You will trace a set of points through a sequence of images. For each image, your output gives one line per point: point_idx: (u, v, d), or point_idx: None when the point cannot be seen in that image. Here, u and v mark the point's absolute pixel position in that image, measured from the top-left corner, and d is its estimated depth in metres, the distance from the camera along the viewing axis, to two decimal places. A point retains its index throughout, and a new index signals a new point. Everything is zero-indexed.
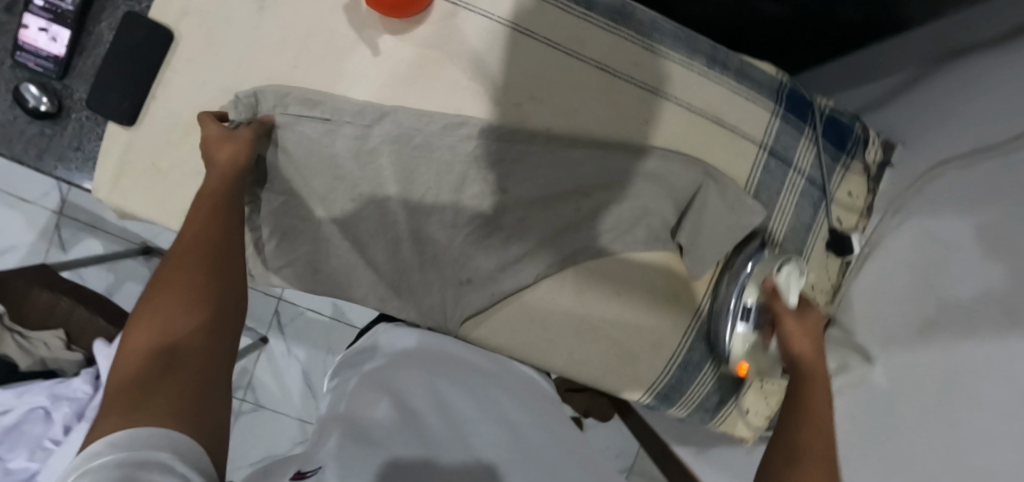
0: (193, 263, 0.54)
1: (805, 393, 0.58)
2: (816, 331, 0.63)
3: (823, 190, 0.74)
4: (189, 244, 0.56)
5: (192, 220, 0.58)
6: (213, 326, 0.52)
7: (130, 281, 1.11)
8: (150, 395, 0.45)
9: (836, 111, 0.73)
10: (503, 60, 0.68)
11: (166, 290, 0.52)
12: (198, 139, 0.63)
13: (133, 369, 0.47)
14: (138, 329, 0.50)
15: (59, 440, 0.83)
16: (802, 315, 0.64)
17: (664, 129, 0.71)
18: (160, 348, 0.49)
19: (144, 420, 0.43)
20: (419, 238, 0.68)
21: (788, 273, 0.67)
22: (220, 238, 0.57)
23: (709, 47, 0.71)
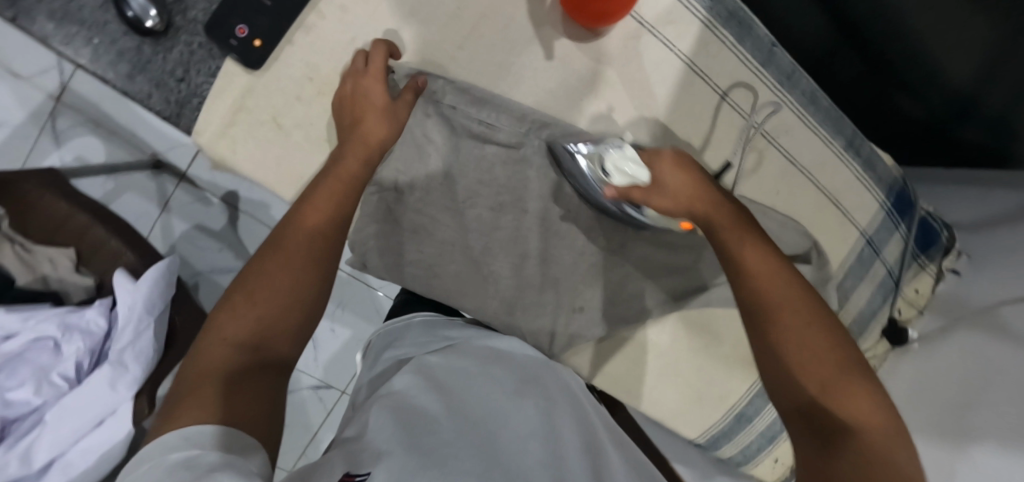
0: (308, 258, 0.50)
1: (779, 290, 0.52)
2: (688, 167, 0.56)
3: (897, 282, 0.79)
4: (309, 229, 0.52)
5: (317, 198, 0.53)
6: (302, 332, 0.50)
7: (129, 192, 1.00)
8: (227, 392, 0.43)
9: (931, 215, 0.80)
10: (671, 97, 0.66)
11: (272, 281, 0.49)
12: (352, 87, 0.57)
13: (220, 361, 0.45)
14: (228, 314, 0.48)
15: (70, 376, 0.75)
16: (662, 191, 0.56)
17: (791, 201, 0.73)
18: (248, 344, 0.46)
19: (207, 414, 0.41)
20: (545, 259, 0.66)
21: (614, 165, 0.58)
22: (337, 234, 0.53)
23: (851, 131, 0.73)
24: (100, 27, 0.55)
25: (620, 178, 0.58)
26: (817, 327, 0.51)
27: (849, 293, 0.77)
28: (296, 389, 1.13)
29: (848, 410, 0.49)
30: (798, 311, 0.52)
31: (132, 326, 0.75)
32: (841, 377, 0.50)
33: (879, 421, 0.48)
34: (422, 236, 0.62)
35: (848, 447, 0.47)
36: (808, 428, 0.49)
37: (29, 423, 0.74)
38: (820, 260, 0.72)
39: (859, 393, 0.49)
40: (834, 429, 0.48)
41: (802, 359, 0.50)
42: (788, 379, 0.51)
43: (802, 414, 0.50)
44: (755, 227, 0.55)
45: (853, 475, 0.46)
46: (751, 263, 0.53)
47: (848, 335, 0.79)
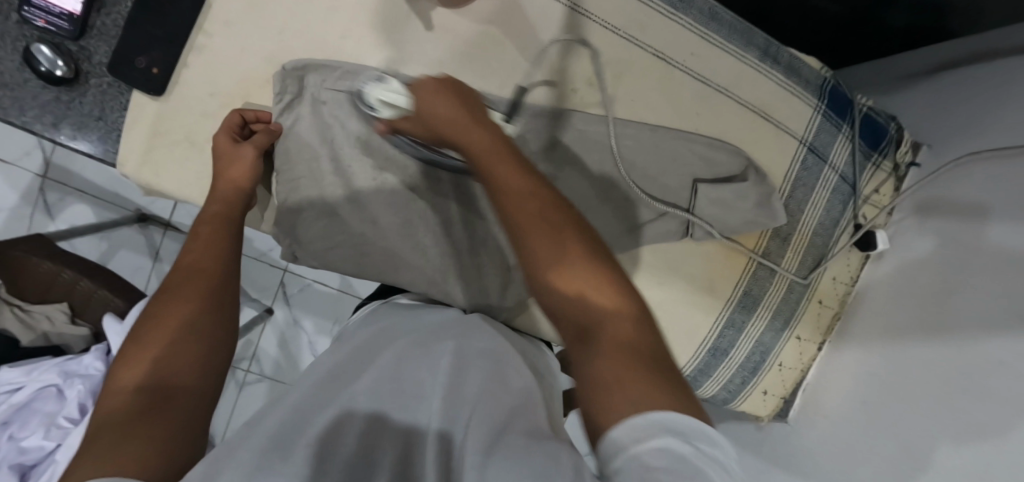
0: (195, 290, 0.53)
1: (541, 218, 0.44)
2: (447, 89, 0.53)
3: (854, 186, 0.76)
4: (186, 268, 0.55)
5: (194, 241, 0.56)
6: (204, 366, 0.50)
7: (123, 250, 1.08)
8: (127, 432, 0.42)
9: (873, 109, 0.75)
10: (562, 42, 0.67)
11: (161, 323, 0.51)
12: (212, 155, 0.62)
13: (118, 407, 0.45)
14: (124, 367, 0.48)
15: (75, 418, 0.81)
16: (416, 115, 0.55)
17: (714, 122, 0.71)
18: (147, 387, 0.47)
19: (107, 458, 0.39)
20: (470, 220, 0.68)
21: (377, 99, 0.60)
22: (220, 268, 0.56)
23: (762, 39, 0.71)
24: (21, 85, 0.61)
25: (387, 112, 0.59)
26: (591, 261, 0.43)
27: (800, 205, 0.74)
28: None
29: (605, 310, 0.41)
30: (571, 247, 0.43)
31: None
32: (590, 271, 0.43)
33: (628, 312, 0.41)
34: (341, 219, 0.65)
35: (612, 362, 0.38)
36: (581, 347, 0.41)
37: (45, 466, 0.79)
38: (758, 177, 0.71)
39: (609, 286, 0.42)
40: (602, 344, 0.39)
41: (595, 288, 0.42)
42: (580, 314, 0.42)
43: (584, 338, 0.41)
44: (507, 145, 0.49)
45: (618, 372, 0.38)
46: (505, 198, 0.46)
47: (812, 249, 0.76)
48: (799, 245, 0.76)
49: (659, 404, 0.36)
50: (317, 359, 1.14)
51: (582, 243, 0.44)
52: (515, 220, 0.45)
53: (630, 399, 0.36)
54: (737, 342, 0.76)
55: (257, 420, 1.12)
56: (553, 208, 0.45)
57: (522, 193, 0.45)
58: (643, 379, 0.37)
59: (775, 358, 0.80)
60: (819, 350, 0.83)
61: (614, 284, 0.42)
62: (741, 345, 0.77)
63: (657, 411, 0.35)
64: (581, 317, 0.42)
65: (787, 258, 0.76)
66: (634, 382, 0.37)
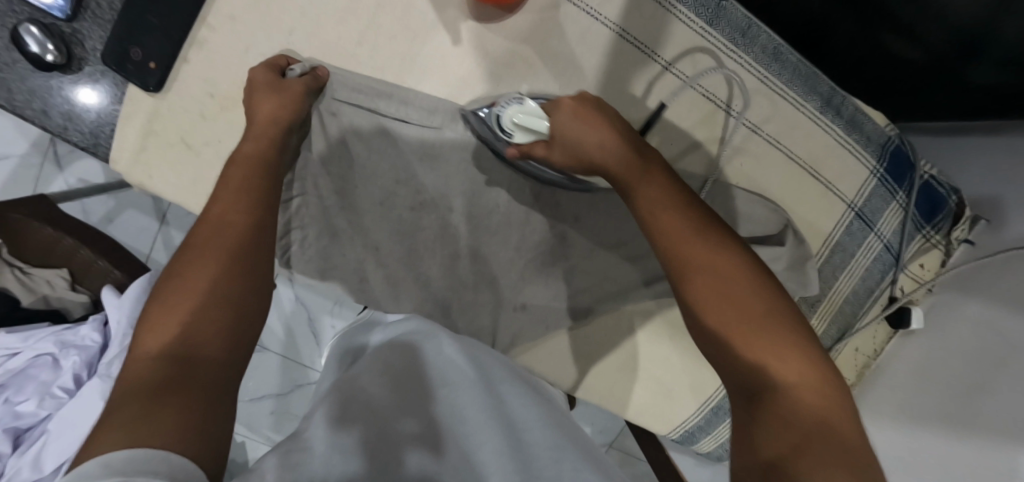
0: (228, 244, 0.47)
1: (711, 255, 0.46)
2: (592, 112, 0.52)
3: (897, 258, 0.69)
4: (218, 216, 0.49)
5: (224, 184, 0.50)
6: (238, 329, 0.45)
7: (130, 210, 1.05)
8: (156, 408, 0.38)
9: (935, 178, 0.68)
10: (601, 71, 0.60)
11: (188, 279, 0.46)
12: (245, 92, 0.55)
13: (141, 376, 0.41)
14: (145, 329, 0.44)
15: (69, 389, 0.81)
16: (558, 144, 0.52)
17: (758, 176, 0.65)
18: (175, 352, 0.42)
19: (144, 435, 0.37)
20: (478, 255, 0.63)
21: (511, 121, 0.54)
22: (258, 219, 0.49)
23: (828, 88, 0.64)
24: (10, 66, 0.56)
25: (521, 135, 0.54)
26: (766, 316, 0.44)
27: (833, 272, 0.69)
28: (309, 384, 1.14)
29: (775, 366, 0.42)
30: (750, 303, 0.44)
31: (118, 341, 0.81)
32: (749, 328, 0.44)
33: (811, 373, 0.42)
34: (340, 241, 0.61)
35: (785, 431, 0.39)
36: (751, 413, 0.42)
37: (38, 432, 0.80)
38: (797, 241, 0.64)
39: (777, 342, 0.43)
40: (772, 411, 0.41)
41: (752, 351, 0.43)
42: (745, 378, 0.43)
43: (750, 403, 0.42)
44: (669, 187, 0.50)
45: (789, 444, 0.39)
46: (687, 246, 0.47)
47: (839, 317, 0.71)
48: (826, 311, 0.70)
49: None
50: (316, 337, 1.13)
51: (743, 289, 0.45)
52: (686, 263, 0.46)
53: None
54: None
55: (273, 388, 1.13)
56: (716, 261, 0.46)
57: (693, 245, 0.47)
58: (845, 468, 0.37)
59: None
60: None
61: (776, 332, 0.43)
62: None
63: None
64: (754, 379, 0.43)
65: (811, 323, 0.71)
66: (819, 456, 0.37)
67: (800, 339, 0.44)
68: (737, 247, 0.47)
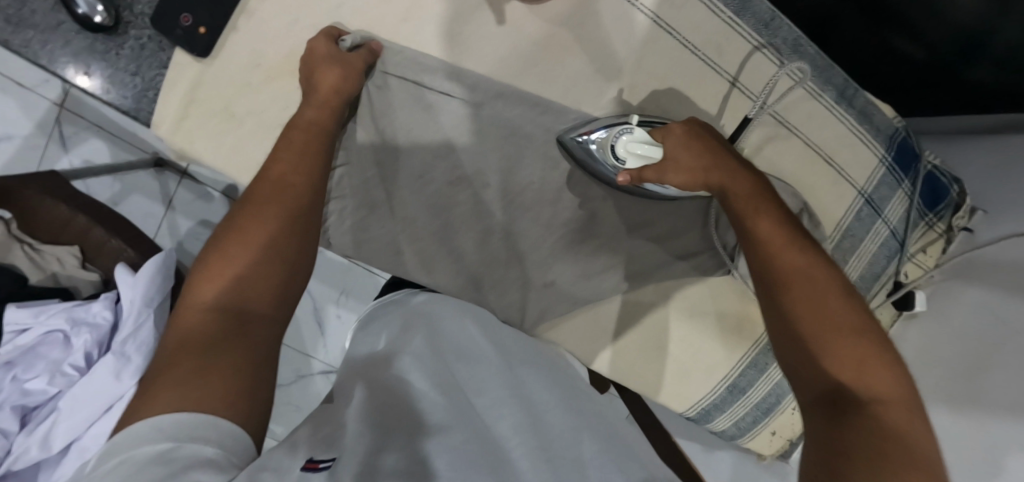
0: (285, 210, 0.51)
1: (814, 273, 0.51)
2: (698, 139, 0.56)
3: (902, 244, 0.73)
4: (278, 179, 0.51)
5: (285, 149, 0.53)
6: (283, 292, 0.50)
7: (136, 193, 1.03)
8: (209, 365, 0.43)
9: (937, 168, 0.72)
10: (635, 56, 0.63)
11: (245, 239, 0.49)
12: (305, 59, 0.55)
13: (201, 329, 0.45)
14: (203, 281, 0.48)
15: (80, 367, 0.80)
16: (670, 168, 0.55)
17: (776, 161, 0.68)
18: (228, 307, 0.47)
19: (196, 390, 0.41)
20: (510, 232, 0.65)
21: (625, 150, 0.58)
22: (312, 190, 0.53)
23: (842, 80, 0.68)
24: (55, 28, 0.56)
25: (633, 161, 0.58)
26: (858, 341, 0.48)
27: (844, 256, 0.72)
28: (309, 374, 1.12)
29: (865, 382, 0.46)
30: (846, 318, 0.49)
31: (134, 318, 0.80)
32: (840, 343, 0.48)
33: (893, 390, 0.46)
34: (378, 213, 0.62)
35: (863, 435, 0.43)
36: (831, 425, 0.44)
37: (47, 410, 0.79)
38: (810, 223, 0.68)
39: (872, 359, 0.47)
40: (862, 419, 0.44)
41: (852, 369, 0.46)
42: (824, 387, 0.47)
43: (831, 416, 0.45)
44: (764, 209, 0.54)
45: (862, 444, 0.42)
46: (790, 262, 0.51)
47: None
48: None
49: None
50: (323, 328, 1.11)
51: (864, 313, 0.49)
52: (789, 277, 0.51)
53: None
54: (756, 383, 0.73)
55: None
56: (846, 298, 0.50)
57: (818, 265, 0.51)
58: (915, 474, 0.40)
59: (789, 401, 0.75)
60: None
61: (857, 346, 0.47)
62: (759, 387, 0.73)
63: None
64: (846, 395, 0.46)
65: None
66: (875, 469, 0.40)
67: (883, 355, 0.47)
68: (833, 270, 0.51)
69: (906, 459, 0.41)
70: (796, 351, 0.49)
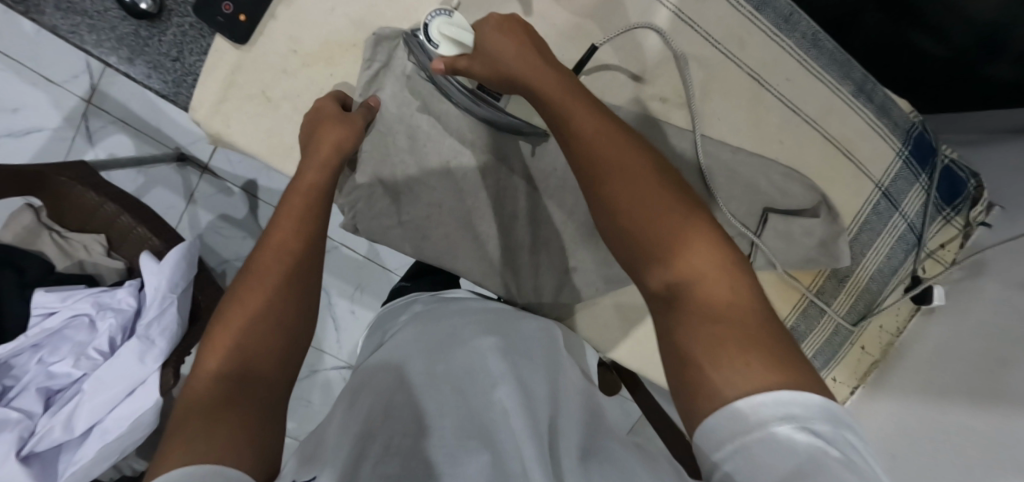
0: (283, 275, 0.51)
1: (619, 164, 0.47)
2: (518, 31, 0.54)
3: (920, 238, 0.74)
4: (279, 246, 0.52)
5: (283, 216, 0.54)
6: (287, 353, 0.49)
7: (159, 187, 1.03)
8: (214, 422, 0.41)
9: (956, 162, 0.74)
10: (660, 47, 0.65)
11: (247, 307, 0.49)
12: (309, 120, 0.58)
13: (205, 391, 0.44)
14: (208, 351, 0.47)
15: (104, 351, 0.81)
16: (483, 57, 0.53)
17: (796, 154, 0.69)
18: (233, 371, 0.45)
19: (202, 442, 0.39)
20: (534, 218, 0.66)
21: (438, 33, 0.53)
22: (311, 253, 0.53)
23: (860, 74, 0.69)
24: (101, 13, 0.58)
25: (446, 48, 0.54)
26: (675, 208, 0.46)
27: (863, 250, 0.73)
28: (322, 370, 1.11)
29: (688, 266, 0.44)
30: (667, 201, 0.46)
31: (157, 303, 0.80)
32: (668, 227, 0.45)
33: (722, 270, 0.44)
34: (405, 199, 0.63)
35: (699, 327, 0.41)
36: (671, 309, 0.44)
37: (71, 393, 0.80)
38: (829, 215, 0.69)
39: (699, 242, 0.44)
40: (693, 312, 0.42)
41: (684, 255, 0.44)
42: (661, 281, 0.45)
43: (666, 298, 0.44)
44: (583, 97, 0.51)
45: (699, 337, 0.41)
46: (592, 147, 0.48)
47: (865, 295, 0.75)
48: (853, 289, 0.74)
49: (770, 373, 0.38)
50: (335, 321, 1.10)
51: (644, 198, 0.46)
52: (602, 165, 0.47)
53: (748, 378, 0.38)
54: None
55: None
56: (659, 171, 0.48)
57: (626, 150, 0.48)
58: (755, 358, 0.39)
59: None
60: (852, 395, 0.80)
61: (677, 228, 0.45)
62: None
63: (757, 370, 0.39)
64: (672, 275, 0.44)
65: (838, 299, 0.74)
66: (724, 351, 0.40)
67: (708, 232, 0.45)
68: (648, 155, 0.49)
69: (740, 344, 0.40)
70: (612, 234, 0.47)
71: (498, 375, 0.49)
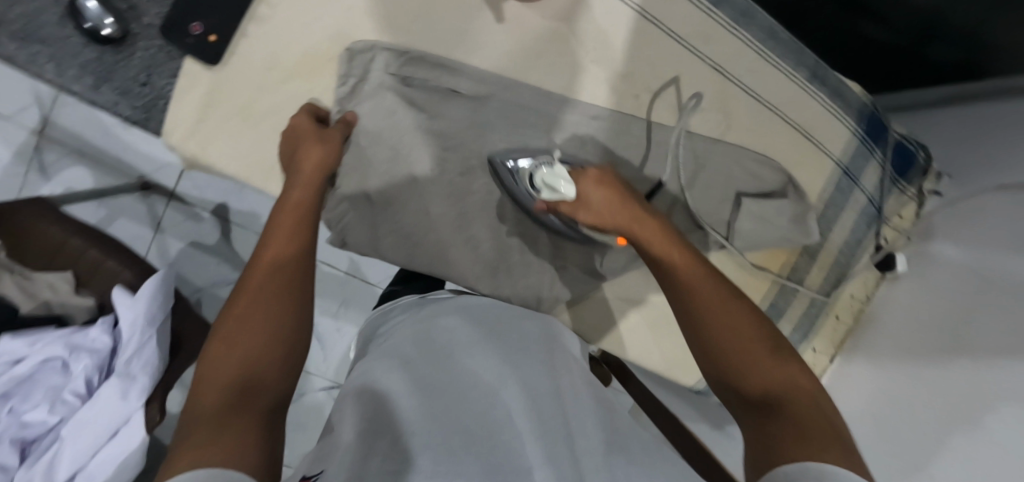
0: (277, 283, 0.49)
1: (715, 292, 0.50)
2: (612, 184, 0.58)
3: (879, 209, 0.80)
4: (274, 255, 0.50)
5: (274, 226, 0.52)
6: (289, 363, 0.46)
7: (123, 218, 1.00)
8: (218, 431, 0.38)
9: (905, 137, 0.79)
10: (628, 45, 0.67)
11: (243, 315, 0.46)
12: (289, 137, 0.58)
13: (206, 402, 0.41)
14: (207, 362, 0.44)
15: (81, 394, 0.78)
16: (589, 207, 0.56)
17: (761, 139, 0.73)
18: (235, 380, 0.43)
19: (208, 452, 0.36)
20: (521, 218, 0.67)
21: (541, 181, 0.58)
22: (307, 261, 0.51)
23: (813, 61, 0.73)
24: (62, 41, 0.57)
25: (547, 193, 0.58)
26: (766, 355, 0.47)
27: (830, 225, 0.77)
28: (310, 391, 1.09)
29: (768, 382, 0.46)
30: (752, 328, 0.48)
31: (136, 339, 0.78)
32: (754, 352, 0.47)
33: (803, 390, 0.45)
34: (393, 209, 0.64)
35: (788, 432, 0.42)
36: (761, 421, 0.44)
37: (47, 442, 0.77)
38: (796, 195, 0.73)
39: (780, 368, 0.47)
40: (781, 420, 0.43)
41: (769, 375, 0.46)
42: (747, 393, 0.46)
43: (758, 416, 0.45)
44: (682, 245, 0.54)
45: (786, 437, 0.42)
46: (688, 279, 0.51)
47: (835, 267, 0.80)
48: (823, 262, 0.79)
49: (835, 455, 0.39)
50: (321, 340, 1.09)
51: (734, 324, 0.48)
52: (694, 295, 0.50)
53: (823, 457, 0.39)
54: None
55: None
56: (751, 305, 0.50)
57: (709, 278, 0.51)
58: (835, 452, 0.40)
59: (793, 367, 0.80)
60: (830, 363, 0.84)
61: (768, 357, 0.47)
62: None
63: (834, 464, 0.39)
64: (761, 395, 0.46)
65: (811, 273, 0.79)
66: (806, 446, 0.41)
67: (797, 365, 0.47)
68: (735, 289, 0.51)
69: (826, 442, 0.41)
70: (711, 377, 0.49)
71: (501, 362, 0.47)
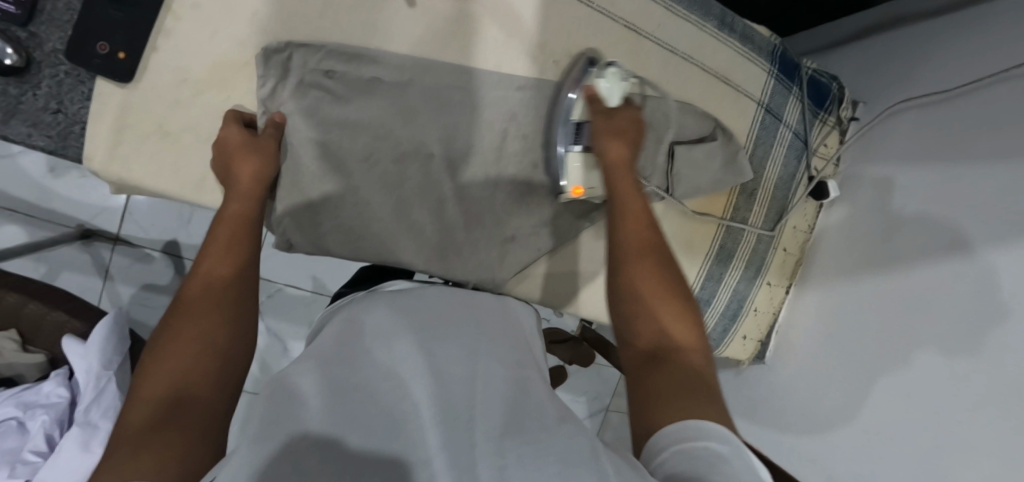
0: (212, 298, 0.48)
1: (643, 251, 0.56)
2: (630, 127, 0.65)
3: (806, 142, 0.83)
4: (209, 273, 0.50)
5: (210, 246, 0.52)
6: (224, 374, 0.45)
7: (68, 269, 0.97)
8: (144, 448, 0.37)
9: (817, 71, 0.82)
10: (539, 16, 0.69)
11: (178, 332, 0.46)
12: (218, 155, 0.58)
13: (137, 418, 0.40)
14: (140, 380, 0.43)
15: (42, 450, 0.74)
16: (603, 131, 0.64)
17: (681, 89, 0.76)
18: (166, 395, 0.41)
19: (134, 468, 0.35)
20: (463, 196, 0.68)
21: (609, 75, 0.67)
22: (243, 277, 0.51)
23: (719, 10, 0.76)
24: None
25: (604, 85, 0.66)
26: (673, 309, 0.53)
27: (762, 163, 0.80)
28: None
29: (669, 333, 0.51)
30: (668, 289, 0.54)
31: (93, 384, 0.75)
32: (659, 306, 0.53)
33: (695, 348, 0.50)
34: (331, 206, 0.64)
35: (670, 377, 0.47)
36: (654, 368, 0.48)
37: None
38: (725, 137, 0.76)
39: (681, 326, 0.52)
40: (670, 367, 0.48)
41: (670, 323, 0.52)
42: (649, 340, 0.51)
43: (650, 361, 0.49)
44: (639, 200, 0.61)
45: (664, 385, 0.46)
46: (630, 233, 0.58)
47: (774, 204, 0.83)
48: (763, 200, 0.82)
49: (705, 410, 0.42)
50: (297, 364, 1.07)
51: (655, 281, 0.54)
52: (630, 245, 0.57)
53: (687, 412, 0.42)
54: (717, 292, 0.83)
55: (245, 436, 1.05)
56: (682, 295, 0.54)
57: (651, 242, 0.57)
58: (699, 403, 0.43)
59: (751, 304, 0.87)
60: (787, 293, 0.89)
61: (671, 313, 0.52)
62: (721, 293, 0.83)
63: (699, 413, 0.42)
64: (659, 346, 0.50)
65: (753, 212, 0.82)
66: (681, 396, 0.44)
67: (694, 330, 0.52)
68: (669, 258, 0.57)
69: (692, 396, 0.44)
70: (618, 326, 0.54)
71: (437, 341, 0.44)
